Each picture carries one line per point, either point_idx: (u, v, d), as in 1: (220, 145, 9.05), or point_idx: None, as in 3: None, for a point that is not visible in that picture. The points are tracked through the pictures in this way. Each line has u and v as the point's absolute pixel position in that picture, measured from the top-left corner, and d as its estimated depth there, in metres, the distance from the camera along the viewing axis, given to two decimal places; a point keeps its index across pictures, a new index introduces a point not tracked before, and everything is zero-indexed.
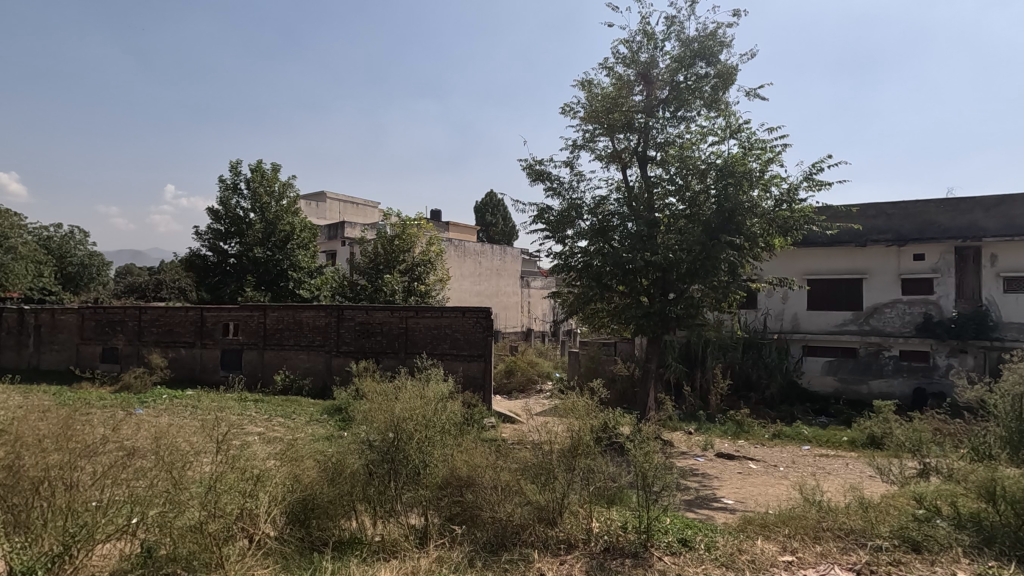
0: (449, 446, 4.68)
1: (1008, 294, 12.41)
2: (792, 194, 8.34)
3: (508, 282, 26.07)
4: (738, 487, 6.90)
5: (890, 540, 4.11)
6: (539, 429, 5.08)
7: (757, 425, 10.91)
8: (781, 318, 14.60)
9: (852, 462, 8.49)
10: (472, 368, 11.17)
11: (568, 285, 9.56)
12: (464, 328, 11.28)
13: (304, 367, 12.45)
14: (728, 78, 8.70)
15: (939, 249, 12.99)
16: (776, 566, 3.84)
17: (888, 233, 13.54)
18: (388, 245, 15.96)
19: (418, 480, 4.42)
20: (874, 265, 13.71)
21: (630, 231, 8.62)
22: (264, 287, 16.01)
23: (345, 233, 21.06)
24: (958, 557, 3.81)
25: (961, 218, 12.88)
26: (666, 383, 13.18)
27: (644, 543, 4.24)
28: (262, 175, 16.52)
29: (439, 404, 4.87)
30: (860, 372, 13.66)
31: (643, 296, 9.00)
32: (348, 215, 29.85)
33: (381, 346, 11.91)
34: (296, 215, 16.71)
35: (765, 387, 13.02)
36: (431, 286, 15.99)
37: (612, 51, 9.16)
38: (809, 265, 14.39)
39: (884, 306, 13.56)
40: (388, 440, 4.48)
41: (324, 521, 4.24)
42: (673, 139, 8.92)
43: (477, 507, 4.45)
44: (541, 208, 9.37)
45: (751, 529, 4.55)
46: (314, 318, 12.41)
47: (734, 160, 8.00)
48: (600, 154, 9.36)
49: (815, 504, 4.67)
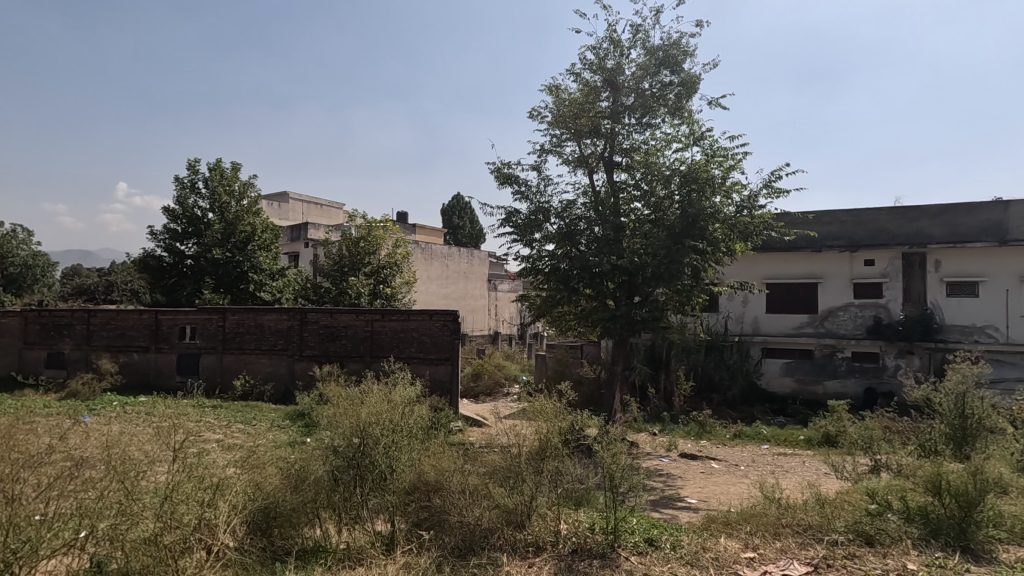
0: (417, 451, 4.65)
1: (950, 298, 13.10)
2: (753, 201, 8.61)
3: (475, 285, 26.01)
4: (701, 487, 7.08)
5: (845, 535, 4.26)
6: (508, 432, 5.01)
7: (719, 426, 11.18)
8: (742, 321, 15.02)
9: (809, 461, 8.80)
10: (438, 372, 11.09)
11: (536, 289, 9.58)
12: (431, 331, 11.20)
13: (265, 372, 12.13)
14: (692, 87, 8.90)
15: (889, 254, 13.61)
16: (739, 563, 3.93)
17: (842, 239, 14.09)
18: (353, 247, 15.77)
19: (385, 485, 4.38)
20: (828, 270, 14.23)
21: (596, 236, 8.78)
22: (223, 290, 15.52)
23: (308, 234, 20.66)
24: (907, 549, 3.99)
25: (909, 226, 13.51)
26: (631, 385, 13.35)
27: (611, 544, 4.28)
28: (221, 174, 15.99)
29: (407, 408, 4.85)
30: (816, 372, 14.15)
31: (610, 299, 9.08)
32: (311, 216, 29.27)
33: (346, 349, 11.69)
34: (257, 215, 16.21)
35: (726, 388, 13.47)
36: (397, 290, 15.77)
37: (580, 57, 9.31)
38: (768, 269, 14.83)
39: (838, 309, 14.10)
40: (353, 446, 4.42)
41: (288, 529, 4.10)
42: (639, 145, 9.08)
43: (445, 511, 4.40)
44: (509, 211, 9.40)
45: (715, 527, 4.65)
46: (276, 322, 12.10)
47: (698, 167, 8.27)
48: (568, 158, 9.44)
49: (774, 502, 4.81)
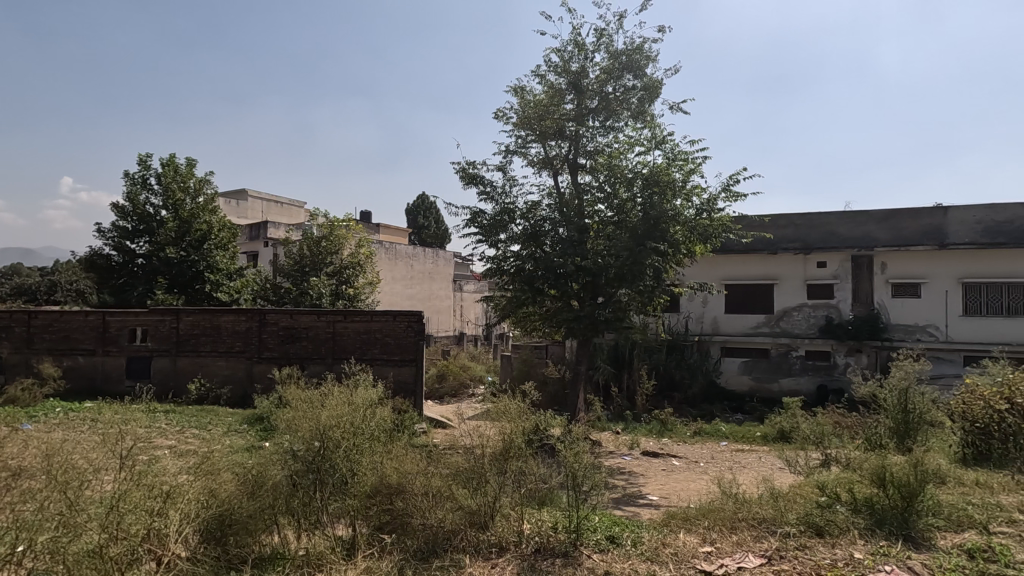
0: (379, 454, 4.61)
1: (895, 298, 13.76)
2: (712, 204, 8.84)
3: (440, 286, 25.87)
4: (662, 483, 7.23)
5: (797, 527, 4.41)
6: (472, 433, 4.98)
7: (679, 424, 11.42)
8: (702, 321, 15.41)
9: (765, 456, 9.10)
10: (402, 373, 10.99)
11: (501, 289, 9.61)
12: (395, 332, 11.07)
13: (222, 375, 11.74)
14: (654, 91, 9.09)
15: (840, 257, 14.19)
16: (697, 557, 4.03)
17: (796, 242, 14.61)
18: (315, 246, 15.46)
19: (346, 489, 4.28)
20: (783, 271, 14.73)
21: (561, 237, 8.85)
22: (177, 290, 14.95)
23: (268, 233, 20.15)
24: (855, 539, 4.15)
25: (858, 229, 14.14)
26: (595, 384, 13.52)
27: (574, 543, 4.30)
28: (175, 170, 15.42)
29: (368, 411, 4.78)
30: (772, 371, 14.65)
31: (574, 299, 9.17)
32: (271, 215, 28.51)
33: (306, 351, 11.43)
34: (214, 213, 15.65)
35: (687, 386, 13.78)
36: (360, 290, 15.53)
37: (545, 59, 9.40)
38: (726, 271, 15.27)
39: (792, 309, 14.62)
40: (313, 450, 4.26)
41: (244, 537, 3.95)
42: (602, 147, 9.21)
43: (408, 514, 4.36)
44: (474, 212, 9.40)
45: (674, 523, 4.75)
46: (233, 323, 11.73)
47: (659, 170, 8.45)
48: (532, 160, 9.50)
49: (731, 496, 4.95)
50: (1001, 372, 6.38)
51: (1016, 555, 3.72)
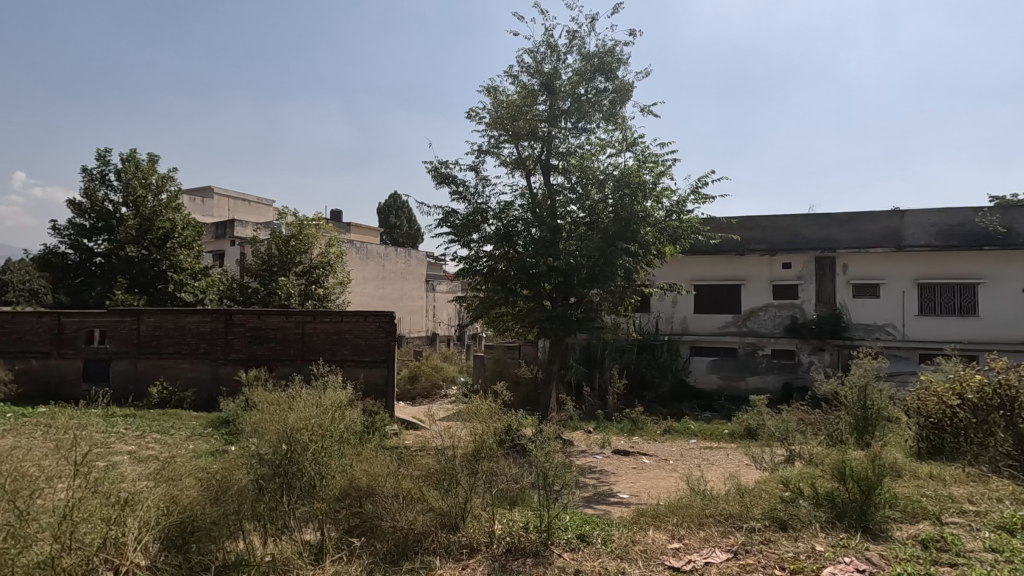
0: (348, 456, 4.58)
1: (856, 298, 14.22)
2: (682, 206, 8.99)
3: (413, 286, 25.66)
4: (633, 481, 7.31)
5: (761, 521, 4.51)
6: (442, 434, 4.92)
7: (650, 422, 11.58)
8: (672, 321, 15.65)
9: (733, 453, 9.30)
10: (374, 375, 10.86)
11: (473, 289, 9.59)
12: (366, 333, 10.93)
13: (185, 378, 11.41)
14: (625, 94, 9.21)
15: (804, 258, 14.59)
16: (665, 554, 4.09)
17: (762, 244, 14.97)
18: (284, 245, 15.17)
19: (314, 493, 4.24)
20: (750, 272, 15.07)
21: (533, 237, 8.85)
22: (138, 290, 14.46)
23: (235, 232, 19.66)
24: (816, 532, 4.27)
25: (821, 232, 14.57)
26: (568, 384, 13.59)
27: (544, 542, 4.31)
28: (136, 166, 14.92)
29: (337, 413, 4.73)
30: (739, 369, 14.95)
31: (546, 300, 9.18)
32: (238, 213, 27.85)
33: (274, 353, 11.19)
34: (177, 210, 15.15)
35: (658, 385, 14.06)
36: (330, 290, 15.29)
37: (517, 60, 9.40)
38: (696, 271, 15.55)
39: (759, 309, 14.97)
40: (280, 453, 4.22)
41: (207, 544, 3.76)
42: (575, 149, 9.26)
43: (377, 517, 4.31)
44: (446, 211, 9.35)
45: (644, 520, 4.81)
46: (198, 324, 11.40)
47: (630, 172, 8.54)
48: (505, 160, 9.50)
49: (699, 493, 5.04)
50: (953, 369, 6.66)
51: (966, 544, 3.88)
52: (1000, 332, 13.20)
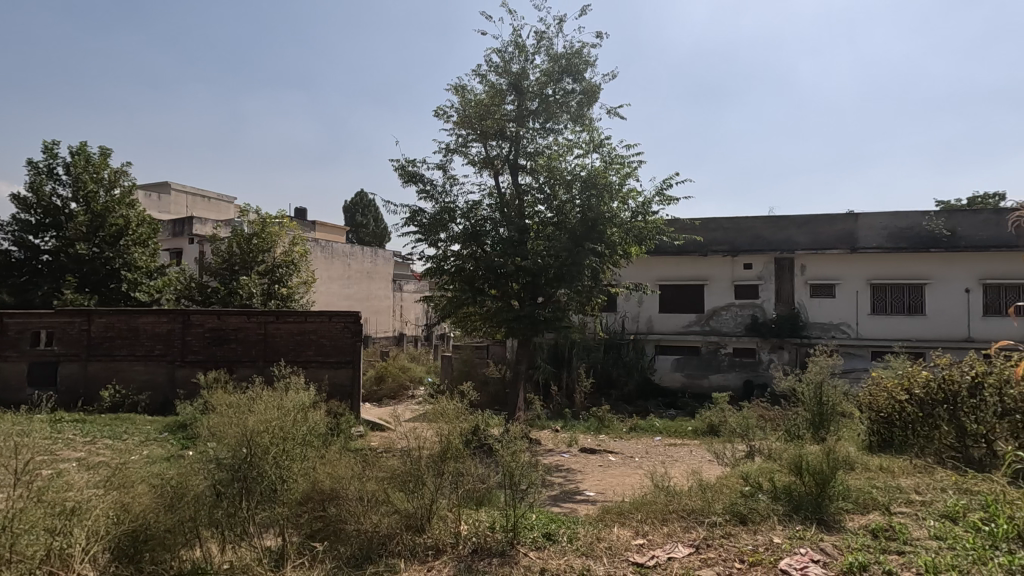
0: (311, 458, 4.53)
1: (813, 298, 14.71)
2: (647, 207, 9.14)
3: (380, 286, 25.33)
4: (600, 479, 7.40)
5: (722, 516, 4.62)
6: (408, 436, 4.91)
7: (616, 420, 11.73)
8: (638, 320, 15.89)
9: (696, 449, 9.51)
10: (339, 376, 10.68)
11: (440, 289, 9.54)
12: (331, 333, 10.73)
13: (140, 381, 10.97)
14: (592, 95, 9.28)
15: (764, 259, 15.02)
16: (629, 550, 4.15)
17: (725, 245, 15.35)
18: (245, 243, 14.76)
19: (275, 497, 4.11)
20: (713, 273, 15.43)
21: (501, 237, 8.85)
22: (88, 289, 13.83)
23: (193, 230, 19.04)
24: (774, 525, 4.40)
25: (780, 234, 15.04)
26: (536, 383, 13.63)
27: (510, 542, 4.30)
28: (86, 159, 14.29)
29: (300, 415, 4.66)
30: (702, 367, 15.29)
31: (514, 299, 9.20)
32: (197, 210, 26.98)
33: (235, 354, 10.87)
34: (132, 207, 14.55)
35: (624, 384, 14.28)
36: (294, 290, 14.96)
37: (486, 59, 9.39)
38: (661, 272, 15.84)
39: (721, 309, 15.34)
40: (239, 458, 4.09)
41: (161, 553, 3.65)
42: (542, 149, 9.30)
43: (341, 520, 4.28)
44: (413, 210, 9.27)
45: (609, 518, 4.87)
46: (153, 324, 10.99)
47: (597, 173, 8.62)
48: (473, 159, 9.47)
49: (663, 489, 5.14)
50: (901, 365, 6.97)
51: (913, 532, 4.06)
52: (946, 331, 13.88)
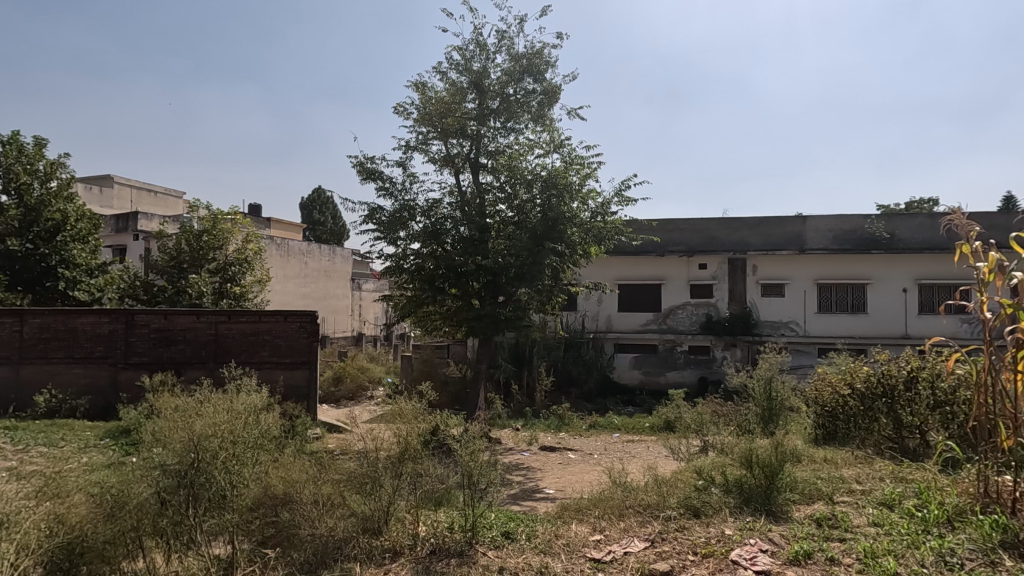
0: (264, 462, 4.39)
1: (764, 297, 15.25)
2: (606, 208, 9.27)
3: (338, 284, 24.82)
4: (559, 476, 7.47)
5: (676, 510, 4.73)
6: (365, 437, 4.86)
7: (576, 418, 11.86)
8: (597, 319, 16.12)
9: (652, 445, 9.72)
10: (294, 377, 10.40)
11: (400, 288, 9.42)
12: (286, 333, 10.44)
13: (79, 384, 10.39)
14: (553, 96, 9.34)
15: (718, 259, 15.47)
16: (587, 546, 4.20)
17: (681, 245, 15.74)
18: (195, 240, 14.18)
19: (225, 504, 3.94)
20: (670, 272, 15.79)
21: (462, 235, 8.80)
22: (21, 288, 12.99)
23: (138, 225, 18.16)
24: (726, 517, 4.53)
25: (733, 235, 15.54)
26: (496, 383, 13.63)
27: (469, 541, 4.28)
28: (19, 149, 13.42)
29: (252, 418, 4.48)
30: (660, 365, 15.62)
31: (475, 298, 9.16)
32: (143, 205, 25.76)
33: (183, 355, 10.43)
34: (70, 200, 13.77)
35: (583, 382, 14.45)
36: (247, 288, 14.48)
37: (446, 56, 9.32)
38: (619, 271, 16.11)
39: (678, 308, 15.72)
40: (186, 463, 3.87)
41: (99, 566, 3.51)
42: (503, 148, 9.30)
43: (295, 525, 4.13)
44: (372, 208, 9.11)
45: (567, 515, 4.92)
46: (94, 325, 10.44)
47: (557, 173, 8.69)
48: (434, 157, 9.38)
49: (620, 485, 5.23)
50: (844, 361, 7.32)
51: (854, 520, 4.25)
52: (885, 328, 14.64)
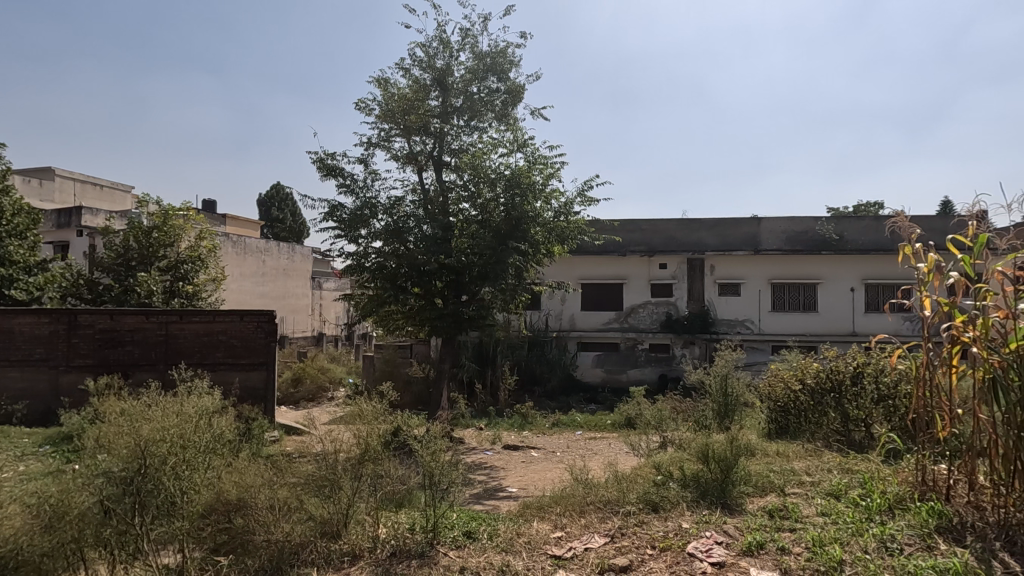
0: (216, 467, 4.21)
1: (721, 296, 15.68)
2: (569, 207, 9.34)
3: (297, 283, 24.22)
4: (522, 475, 7.49)
5: (636, 505, 4.81)
6: (323, 438, 4.77)
7: (539, 416, 11.92)
8: (561, 318, 16.26)
9: (614, 442, 9.86)
10: (251, 379, 10.12)
11: (361, 287, 9.28)
12: (242, 334, 10.13)
13: (16, 389, 9.81)
14: (517, 95, 9.35)
15: (678, 259, 15.83)
16: (548, 543, 4.23)
17: (642, 245, 16.04)
18: (144, 237, 13.59)
19: (174, 511, 3.78)
20: (632, 272, 16.05)
21: (425, 234, 8.70)
22: None
23: (82, 221, 17.28)
24: (683, 511, 4.64)
25: (692, 236, 15.93)
26: (460, 382, 13.56)
27: (430, 542, 4.24)
28: None
29: (203, 422, 4.31)
30: (621, 362, 15.85)
31: (438, 297, 9.11)
32: (87, 199, 24.52)
33: (131, 357, 9.95)
34: (6, 194, 12.98)
35: (547, 380, 14.56)
36: (201, 287, 13.98)
37: (409, 53, 9.22)
38: (582, 270, 16.28)
39: (639, 307, 16.00)
40: (132, 469, 3.67)
41: None
42: (467, 147, 9.26)
43: (249, 532, 4.00)
44: (332, 205, 8.93)
45: (529, 513, 4.94)
46: (33, 326, 9.89)
47: (521, 172, 8.71)
48: (396, 154, 9.26)
49: (581, 482, 5.29)
50: (796, 358, 7.60)
51: (803, 511, 4.42)
52: (834, 325, 15.28)
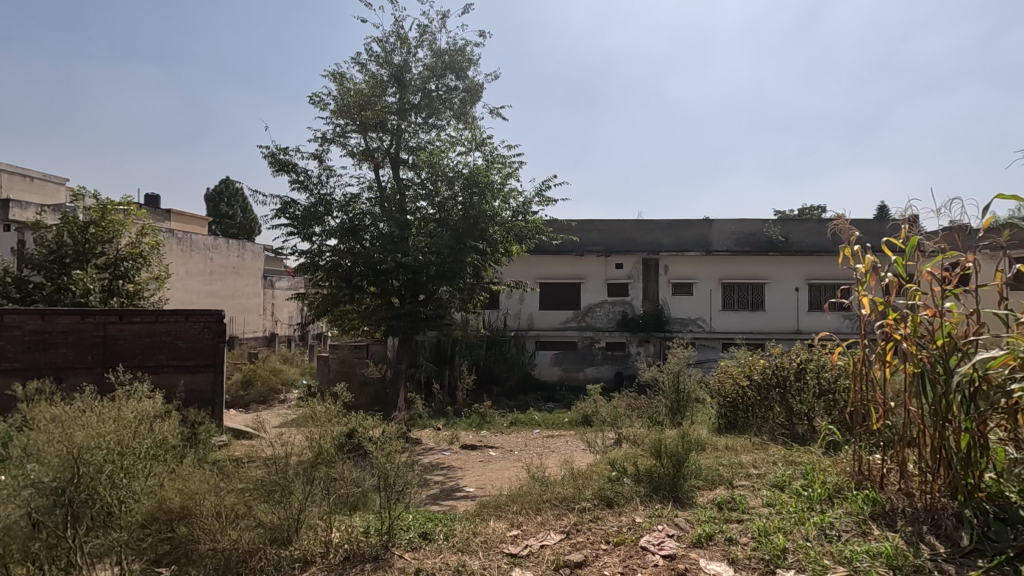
0: (157, 474, 4.06)
1: (675, 296, 16.09)
2: (527, 207, 9.39)
3: (247, 282, 23.39)
4: (479, 475, 7.47)
5: (591, 501, 4.88)
6: (274, 441, 4.68)
7: (497, 416, 11.92)
8: (519, 317, 16.31)
9: (571, 440, 9.97)
10: (198, 381, 9.82)
11: (315, 286, 9.07)
12: (187, 335, 9.77)
13: None
14: (475, 94, 9.33)
15: (634, 259, 16.15)
16: (505, 542, 4.24)
17: (599, 245, 16.29)
18: (80, 233, 12.83)
19: (111, 521, 3.60)
20: (589, 272, 16.27)
21: (381, 232, 8.49)
22: None
23: (10, 215, 16.16)
24: (637, 505, 4.74)
25: (647, 236, 16.29)
26: (417, 382, 13.41)
27: (385, 545, 4.16)
28: None
29: (144, 428, 4.11)
30: (578, 361, 16.07)
31: (394, 296, 8.97)
32: (15, 192, 22.94)
33: (65, 360, 9.19)
34: None
35: (505, 379, 14.58)
36: (142, 286, 13.31)
37: (365, 47, 9.05)
38: (540, 270, 16.39)
39: (596, 306, 16.23)
40: (64, 479, 3.47)
41: None
42: (424, 144, 9.17)
43: (193, 540, 3.86)
44: (285, 201, 8.67)
45: (485, 512, 4.94)
46: None
47: (479, 171, 8.70)
48: (352, 151, 9.08)
49: (538, 480, 5.32)
50: (744, 355, 7.88)
51: (750, 502, 4.58)
52: (780, 324, 15.92)
